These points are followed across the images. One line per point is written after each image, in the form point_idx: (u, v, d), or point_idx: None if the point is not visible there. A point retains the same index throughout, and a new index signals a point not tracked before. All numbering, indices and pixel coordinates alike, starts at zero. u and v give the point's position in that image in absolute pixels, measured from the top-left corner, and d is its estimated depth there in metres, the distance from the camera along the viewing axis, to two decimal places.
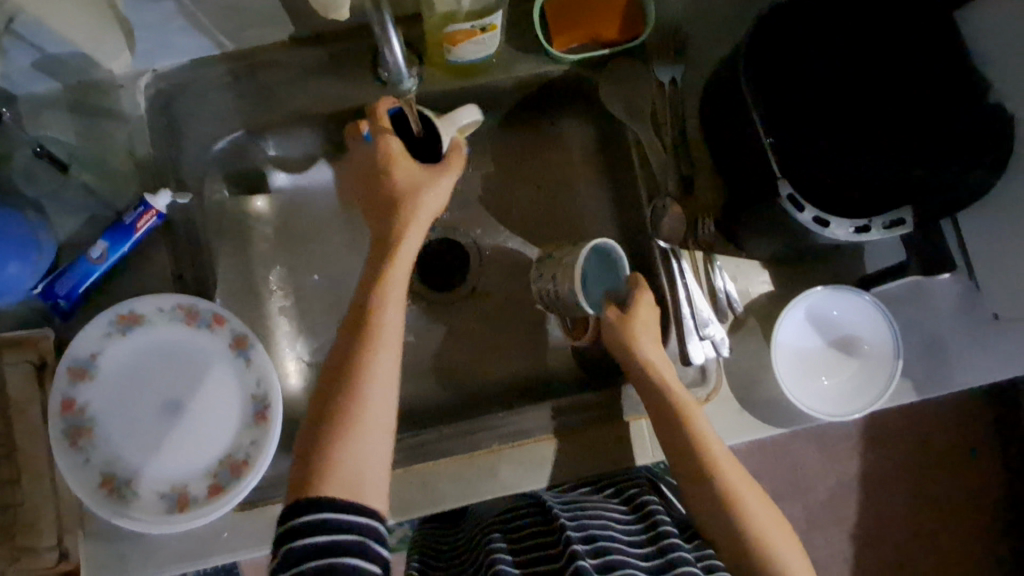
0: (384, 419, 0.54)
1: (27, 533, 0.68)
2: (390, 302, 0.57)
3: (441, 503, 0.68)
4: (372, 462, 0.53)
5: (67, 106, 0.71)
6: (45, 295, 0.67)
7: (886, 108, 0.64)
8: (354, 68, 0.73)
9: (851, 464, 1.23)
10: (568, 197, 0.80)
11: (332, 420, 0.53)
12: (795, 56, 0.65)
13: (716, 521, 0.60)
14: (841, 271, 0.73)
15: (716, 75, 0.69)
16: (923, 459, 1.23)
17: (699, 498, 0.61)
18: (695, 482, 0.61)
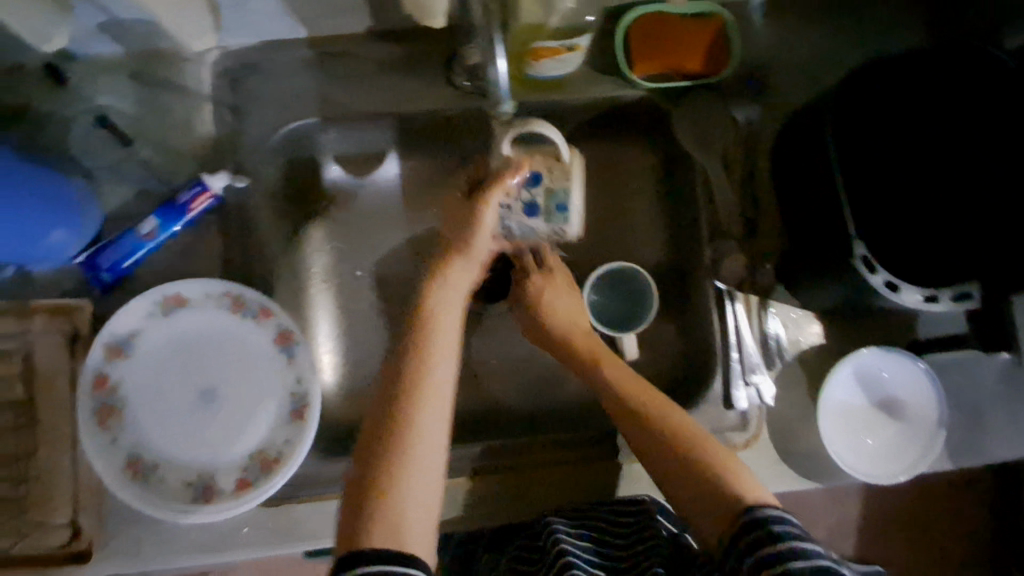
0: (438, 444, 0.49)
1: (37, 508, 0.65)
2: (443, 323, 0.55)
3: (463, 514, 0.69)
4: (424, 489, 0.46)
5: (129, 72, 0.68)
6: (86, 266, 0.65)
7: (963, 178, 0.64)
8: (427, 69, 0.71)
9: None
10: (626, 222, 0.78)
11: (380, 447, 0.47)
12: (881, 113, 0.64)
13: (701, 485, 0.49)
14: (891, 332, 0.72)
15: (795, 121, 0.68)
16: None
17: (676, 471, 0.51)
18: (648, 437, 0.54)
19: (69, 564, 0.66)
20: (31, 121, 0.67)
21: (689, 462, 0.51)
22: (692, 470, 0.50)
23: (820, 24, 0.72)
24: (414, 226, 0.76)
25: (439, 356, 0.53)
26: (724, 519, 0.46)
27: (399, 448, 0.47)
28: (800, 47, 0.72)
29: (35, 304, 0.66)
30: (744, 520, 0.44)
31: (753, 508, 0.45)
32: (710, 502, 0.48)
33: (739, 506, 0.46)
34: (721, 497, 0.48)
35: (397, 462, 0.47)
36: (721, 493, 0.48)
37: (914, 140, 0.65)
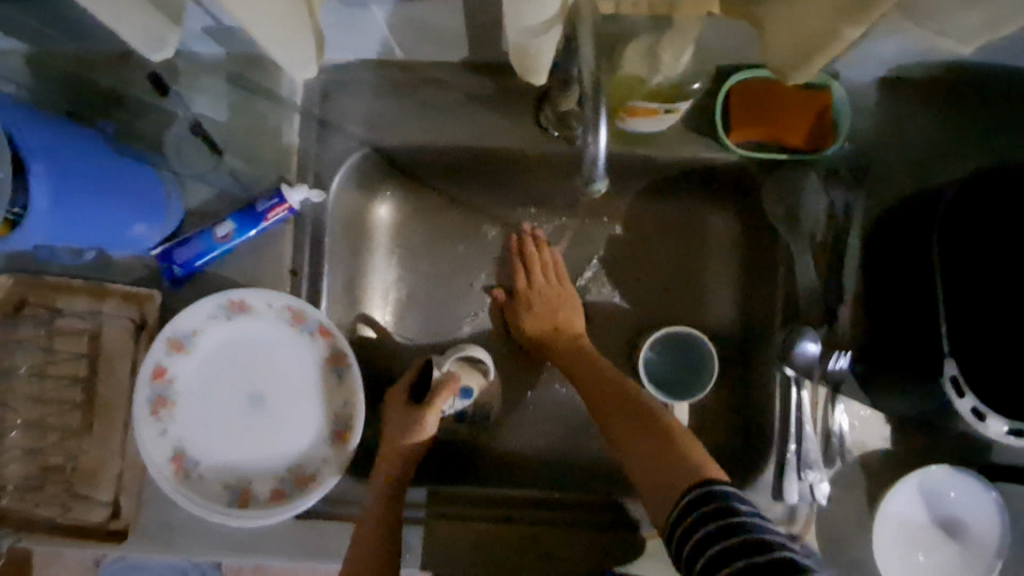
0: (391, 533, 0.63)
1: (84, 482, 0.68)
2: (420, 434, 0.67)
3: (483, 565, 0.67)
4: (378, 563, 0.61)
5: (226, 74, 0.69)
6: (160, 257, 0.67)
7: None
8: (516, 105, 0.70)
9: None
10: (691, 285, 0.76)
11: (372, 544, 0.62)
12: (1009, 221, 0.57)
13: (657, 453, 0.58)
14: (970, 451, 0.67)
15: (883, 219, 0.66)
16: None
17: (629, 441, 0.61)
18: (619, 420, 0.63)
19: (106, 541, 0.68)
20: (130, 111, 0.69)
21: (656, 438, 0.60)
22: (663, 447, 0.59)
23: (944, 107, 0.67)
24: (477, 260, 0.78)
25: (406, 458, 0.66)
26: (676, 497, 0.54)
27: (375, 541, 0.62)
28: (915, 132, 0.67)
29: (109, 287, 0.68)
30: (692, 492, 0.52)
31: (705, 481, 0.53)
32: (660, 472, 0.57)
33: (692, 482, 0.53)
34: (681, 471, 0.55)
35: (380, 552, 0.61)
36: (681, 469, 0.56)
37: None
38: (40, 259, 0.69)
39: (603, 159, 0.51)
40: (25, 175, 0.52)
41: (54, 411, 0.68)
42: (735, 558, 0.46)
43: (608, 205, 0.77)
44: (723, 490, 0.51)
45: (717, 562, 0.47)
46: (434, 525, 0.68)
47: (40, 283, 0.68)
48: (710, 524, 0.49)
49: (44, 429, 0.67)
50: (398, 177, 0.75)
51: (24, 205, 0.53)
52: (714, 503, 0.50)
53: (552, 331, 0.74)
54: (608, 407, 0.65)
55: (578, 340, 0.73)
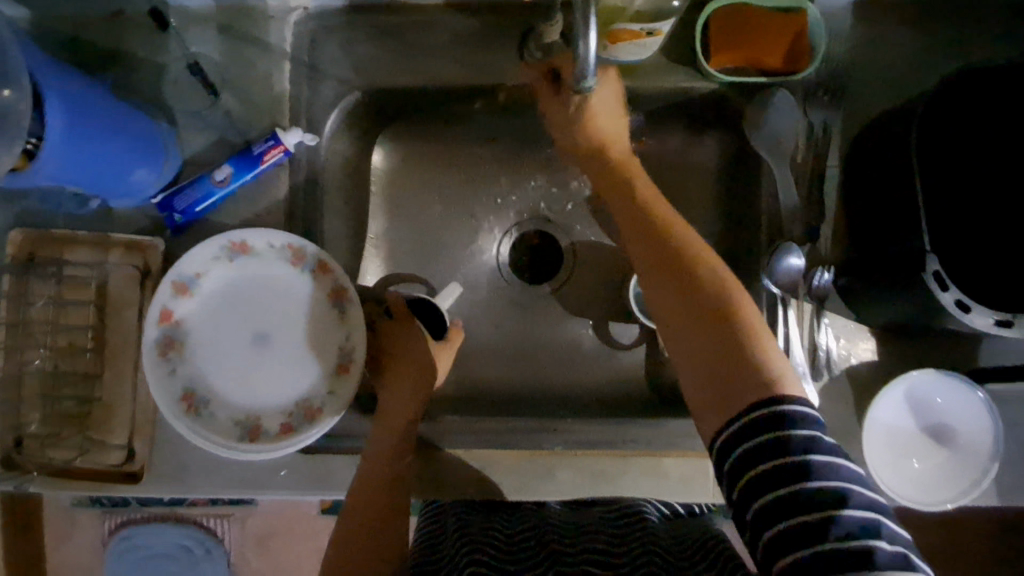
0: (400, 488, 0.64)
1: (98, 427, 0.70)
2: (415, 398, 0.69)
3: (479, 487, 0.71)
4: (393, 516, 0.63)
5: (215, 24, 0.71)
6: (162, 206, 0.69)
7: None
8: (500, 44, 0.71)
9: None
10: (677, 217, 0.78)
11: (371, 501, 0.62)
12: (985, 125, 0.59)
13: (722, 358, 0.48)
14: (955, 358, 0.69)
15: (859, 138, 0.69)
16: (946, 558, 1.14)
17: (687, 333, 0.51)
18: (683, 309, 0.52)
19: (123, 482, 0.70)
20: (123, 64, 0.70)
21: (715, 336, 0.49)
22: (722, 330, 0.49)
23: (916, 28, 0.69)
24: (469, 206, 0.81)
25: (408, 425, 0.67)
26: (737, 406, 0.46)
27: (388, 491, 0.63)
28: (888, 53, 0.68)
29: (113, 237, 0.70)
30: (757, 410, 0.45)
31: (776, 400, 0.45)
32: (720, 393, 0.48)
33: (747, 403, 0.46)
34: (743, 373, 0.47)
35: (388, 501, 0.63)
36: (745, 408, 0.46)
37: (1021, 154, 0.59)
38: (46, 214, 0.71)
39: (592, 62, 0.53)
40: (40, 108, 0.55)
41: (66, 359, 0.70)
42: (803, 545, 0.42)
43: None
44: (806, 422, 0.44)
45: (779, 546, 0.43)
46: (428, 452, 0.71)
47: (47, 236, 0.70)
48: (780, 476, 0.43)
49: (58, 376, 0.70)
50: (389, 122, 0.77)
51: (39, 136, 0.55)
52: (802, 477, 0.43)
53: (608, 179, 0.64)
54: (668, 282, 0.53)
55: (638, 205, 0.59)
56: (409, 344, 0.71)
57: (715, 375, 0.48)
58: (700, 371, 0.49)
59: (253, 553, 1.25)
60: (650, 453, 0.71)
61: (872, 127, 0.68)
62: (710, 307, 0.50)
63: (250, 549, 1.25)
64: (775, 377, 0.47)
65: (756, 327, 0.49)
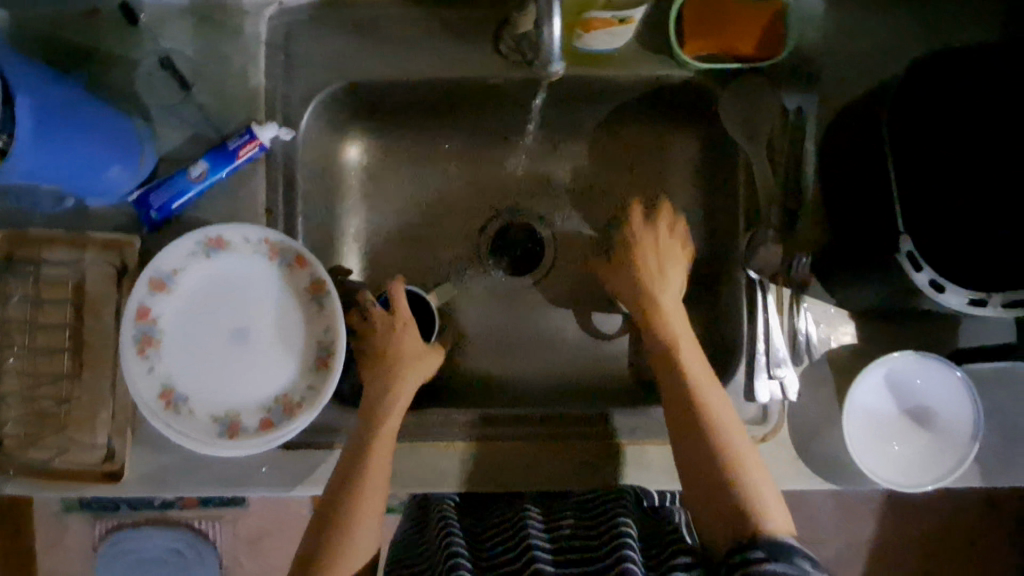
0: (379, 476, 0.62)
1: (78, 427, 0.70)
2: (400, 388, 0.68)
3: (463, 479, 0.70)
4: (370, 502, 0.62)
5: (190, 21, 0.70)
6: (138, 203, 0.68)
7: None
8: (475, 36, 0.71)
9: (862, 531, 1.16)
10: (656, 206, 0.79)
11: (347, 488, 0.62)
12: (955, 104, 0.59)
13: (714, 495, 0.57)
14: (934, 340, 0.69)
15: (835, 122, 0.69)
16: (937, 543, 1.15)
17: (694, 482, 0.59)
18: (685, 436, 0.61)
19: (103, 482, 0.70)
20: (98, 62, 0.70)
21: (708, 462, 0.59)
22: (716, 488, 0.58)
23: (888, 10, 0.69)
24: (450, 199, 0.81)
25: (389, 416, 0.66)
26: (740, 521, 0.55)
27: (363, 481, 0.62)
28: (862, 37, 0.69)
29: (89, 235, 0.69)
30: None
31: (756, 541, 0.53)
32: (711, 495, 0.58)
33: (744, 535, 0.54)
34: (739, 510, 0.56)
35: (362, 489, 0.62)
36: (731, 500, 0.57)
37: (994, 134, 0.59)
38: (23, 213, 0.70)
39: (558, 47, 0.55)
40: (11, 104, 0.53)
41: (44, 359, 0.69)
42: None
43: (572, 135, 0.79)
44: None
45: None
46: (408, 444, 0.70)
47: (22, 236, 0.69)
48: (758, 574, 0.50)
49: (37, 376, 0.69)
50: (367, 116, 0.77)
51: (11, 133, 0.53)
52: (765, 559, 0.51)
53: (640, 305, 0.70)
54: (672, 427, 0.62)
55: (665, 326, 0.68)
56: (400, 341, 0.71)
57: (732, 502, 0.56)
58: (707, 486, 0.58)
59: (246, 557, 1.24)
60: (633, 442, 0.71)
61: (847, 111, 0.68)
62: (704, 427, 0.60)
63: (242, 553, 1.23)
64: (757, 523, 0.55)
65: (729, 434, 0.60)
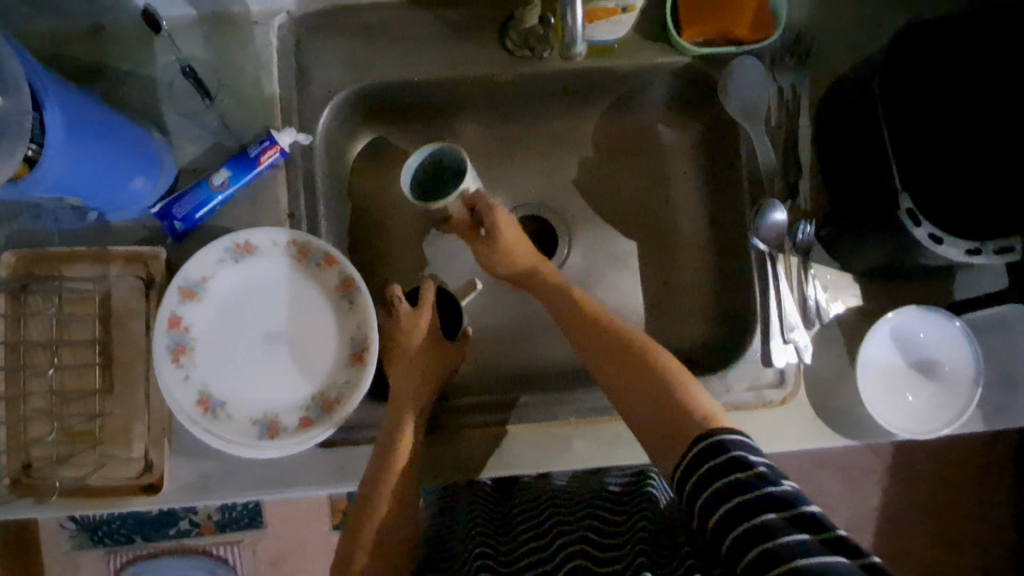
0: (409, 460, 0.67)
1: (115, 440, 0.70)
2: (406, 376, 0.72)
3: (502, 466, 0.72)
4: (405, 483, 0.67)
5: (200, 34, 0.72)
6: (161, 215, 0.69)
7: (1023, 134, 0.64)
8: (479, 33, 0.74)
9: (871, 495, 1.20)
10: (660, 190, 0.83)
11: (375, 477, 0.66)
12: (937, 71, 0.64)
13: (643, 394, 0.58)
14: (931, 295, 0.73)
15: (823, 99, 0.73)
16: (939, 498, 1.20)
17: (623, 387, 0.60)
18: (630, 378, 0.60)
19: (142, 495, 0.70)
20: (111, 79, 0.71)
21: (654, 391, 0.57)
22: (638, 380, 0.59)
23: None
24: None
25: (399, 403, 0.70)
26: (680, 426, 0.53)
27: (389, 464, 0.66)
28: (843, 18, 0.73)
29: (113, 250, 0.70)
30: (697, 446, 0.50)
31: (708, 434, 0.50)
32: (660, 421, 0.55)
33: (691, 437, 0.52)
34: (671, 403, 0.55)
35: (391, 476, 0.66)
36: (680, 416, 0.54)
37: (979, 98, 0.63)
38: (42, 233, 0.71)
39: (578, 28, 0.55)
40: (41, 112, 0.55)
41: (74, 375, 0.70)
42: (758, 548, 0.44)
43: (576, 125, 0.83)
44: (738, 442, 0.49)
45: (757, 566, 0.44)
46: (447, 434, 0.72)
47: (43, 256, 0.69)
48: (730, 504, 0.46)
49: (67, 394, 0.70)
50: (377, 119, 0.79)
51: (41, 142, 0.55)
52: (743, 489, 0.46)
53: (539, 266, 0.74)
54: (615, 378, 0.61)
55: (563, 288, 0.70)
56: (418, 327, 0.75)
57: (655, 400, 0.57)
58: (631, 394, 0.59)
59: None
60: None
61: (834, 88, 0.73)
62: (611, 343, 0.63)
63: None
64: (707, 415, 0.53)
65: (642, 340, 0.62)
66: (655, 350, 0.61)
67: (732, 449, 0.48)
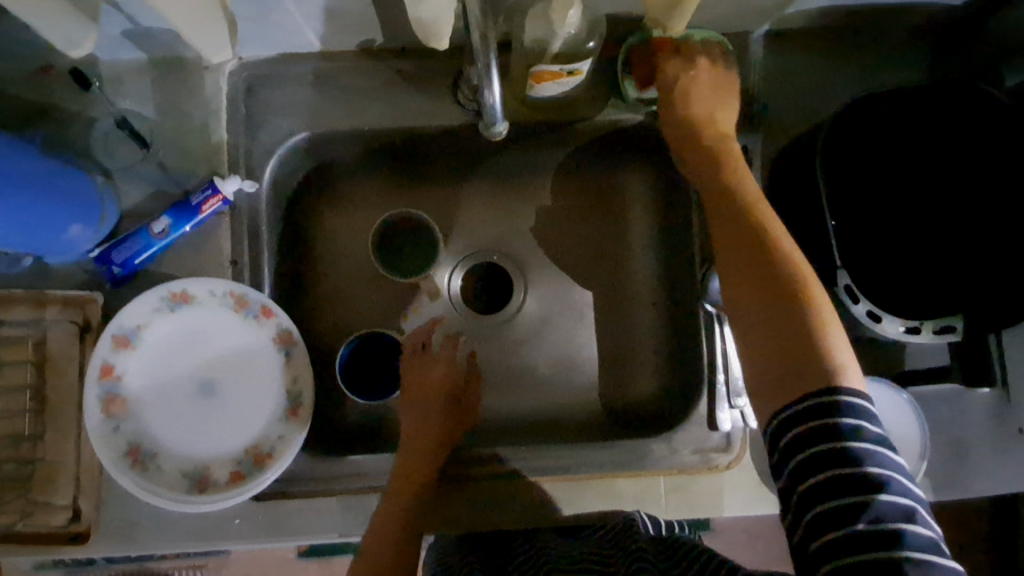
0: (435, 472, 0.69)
1: (42, 488, 0.68)
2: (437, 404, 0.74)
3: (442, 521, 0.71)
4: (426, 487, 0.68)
5: (149, 78, 0.71)
6: (100, 260, 0.68)
7: (963, 213, 0.64)
8: (433, 85, 0.74)
9: None
10: (618, 241, 0.82)
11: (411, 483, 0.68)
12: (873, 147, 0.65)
13: (759, 296, 0.51)
14: (881, 363, 0.72)
15: (776, 161, 0.73)
16: None
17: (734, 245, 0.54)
18: (744, 265, 0.53)
19: (71, 544, 0.69)
20: (57, 121, 0.70)
21: (785, 314, 0.50)
22: (763, 305, 0.51)
23: (822, 53, 0.73)
24: None
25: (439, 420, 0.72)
26: (800, 369, 0.47)
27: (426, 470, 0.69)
28: (797, 82, 0.73)
29: (50, 294, 0.69)
30: (817, 397, 0.46)
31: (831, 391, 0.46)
32: (777, 351, 0.49)
33: (813, 387, 0.46)
34: (792, 344, 0.49)
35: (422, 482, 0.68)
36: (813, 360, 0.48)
37: None
38: None
39: (497, 108, 0.60)
40: None
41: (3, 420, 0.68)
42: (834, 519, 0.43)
43: (534, 174, 0.81)
44: (862, 408, 0.45)
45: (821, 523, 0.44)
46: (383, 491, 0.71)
47: None
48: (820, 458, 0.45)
49: None
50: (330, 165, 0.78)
51: None
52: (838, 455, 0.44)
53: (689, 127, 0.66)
54: (736, 255, 0.54)
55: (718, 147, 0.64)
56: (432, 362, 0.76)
57: (782, 342, 0.49)
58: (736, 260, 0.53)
59: None
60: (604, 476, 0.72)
61: (786, 152, 0.73)
62: (778, 284, 0.51)
63: None
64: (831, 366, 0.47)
65: (810, 285, 0.51)
66: (812, 293, 0.50)
67: (846, 415, 0.45)
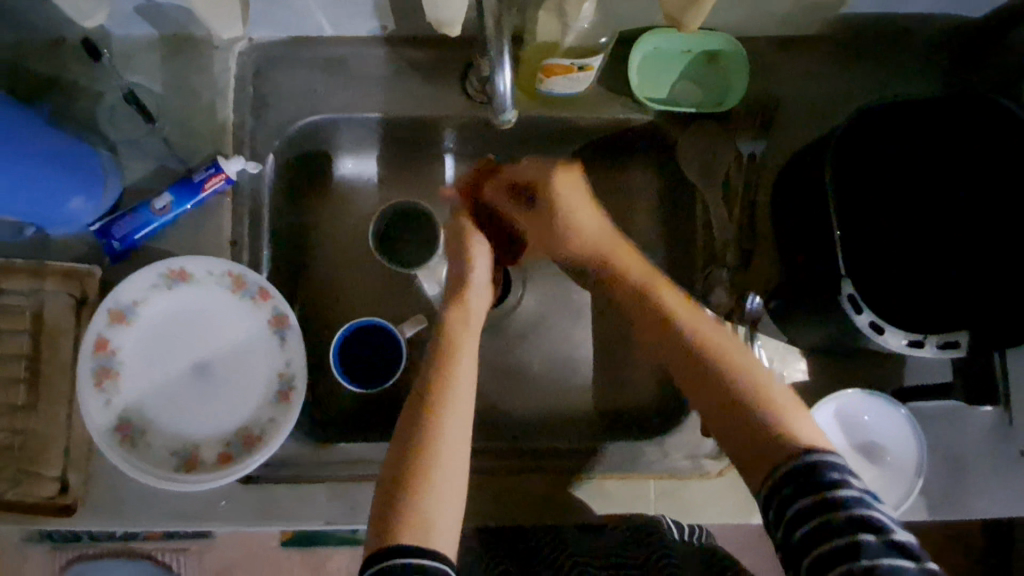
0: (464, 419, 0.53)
1: (31, 458, 0.68)
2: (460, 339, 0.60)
3: None
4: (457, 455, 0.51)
5: (159, 55, 0.71)
6: (100, 233, 0.68)
7: (969, 229, 0.63)
8: (442, 75, 0.73)
9: None
10: None
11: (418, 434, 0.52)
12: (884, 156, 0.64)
13: (703, 389, 0.54)
14: (880, 377, 0.71)
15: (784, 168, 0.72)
16: None
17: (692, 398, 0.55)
18: (677, 349, 0.57)
19: (57, 517, 0.68)
20: (65, 92, 0.70)
21: (723, 394, 0.52)
22: (705, 389, 0.53)
23: (835, 62, 0.72)
24: None
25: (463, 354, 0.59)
26: (755, 446, 0.48)
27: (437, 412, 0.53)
28: (809, 89, 0.72)
29: (50, 265, 0.69)
30: (784, 467, 0.46)
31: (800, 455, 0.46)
32: (738, 433, 0.50)
33: (776, 461, 0.47)
34: (744, 424, 0.50)
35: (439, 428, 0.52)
36: (755, 420, 0.50)
37: None
38: None
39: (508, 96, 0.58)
40: None
41: None
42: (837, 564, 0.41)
43: None
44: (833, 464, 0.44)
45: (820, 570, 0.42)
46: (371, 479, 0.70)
47: None
48: (810, 510, 0.43)
49: None
50: (335, 150, 0.78)
51: None
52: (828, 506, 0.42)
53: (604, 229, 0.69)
54: (677, 352, 0.56)
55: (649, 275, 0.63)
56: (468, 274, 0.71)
57: (735, 420, 0.51)
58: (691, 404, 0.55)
59: None
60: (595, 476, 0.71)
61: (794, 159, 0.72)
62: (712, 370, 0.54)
63: None
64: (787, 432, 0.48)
65: (737, 361, 0.53)
66: (737, 359, 0.53)
67: (823, 471, 0.44)
